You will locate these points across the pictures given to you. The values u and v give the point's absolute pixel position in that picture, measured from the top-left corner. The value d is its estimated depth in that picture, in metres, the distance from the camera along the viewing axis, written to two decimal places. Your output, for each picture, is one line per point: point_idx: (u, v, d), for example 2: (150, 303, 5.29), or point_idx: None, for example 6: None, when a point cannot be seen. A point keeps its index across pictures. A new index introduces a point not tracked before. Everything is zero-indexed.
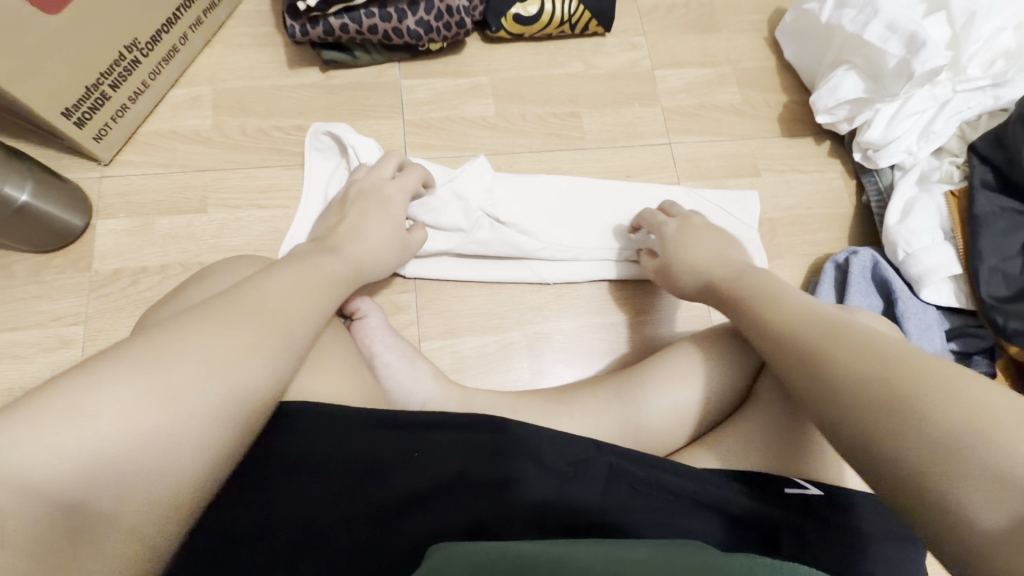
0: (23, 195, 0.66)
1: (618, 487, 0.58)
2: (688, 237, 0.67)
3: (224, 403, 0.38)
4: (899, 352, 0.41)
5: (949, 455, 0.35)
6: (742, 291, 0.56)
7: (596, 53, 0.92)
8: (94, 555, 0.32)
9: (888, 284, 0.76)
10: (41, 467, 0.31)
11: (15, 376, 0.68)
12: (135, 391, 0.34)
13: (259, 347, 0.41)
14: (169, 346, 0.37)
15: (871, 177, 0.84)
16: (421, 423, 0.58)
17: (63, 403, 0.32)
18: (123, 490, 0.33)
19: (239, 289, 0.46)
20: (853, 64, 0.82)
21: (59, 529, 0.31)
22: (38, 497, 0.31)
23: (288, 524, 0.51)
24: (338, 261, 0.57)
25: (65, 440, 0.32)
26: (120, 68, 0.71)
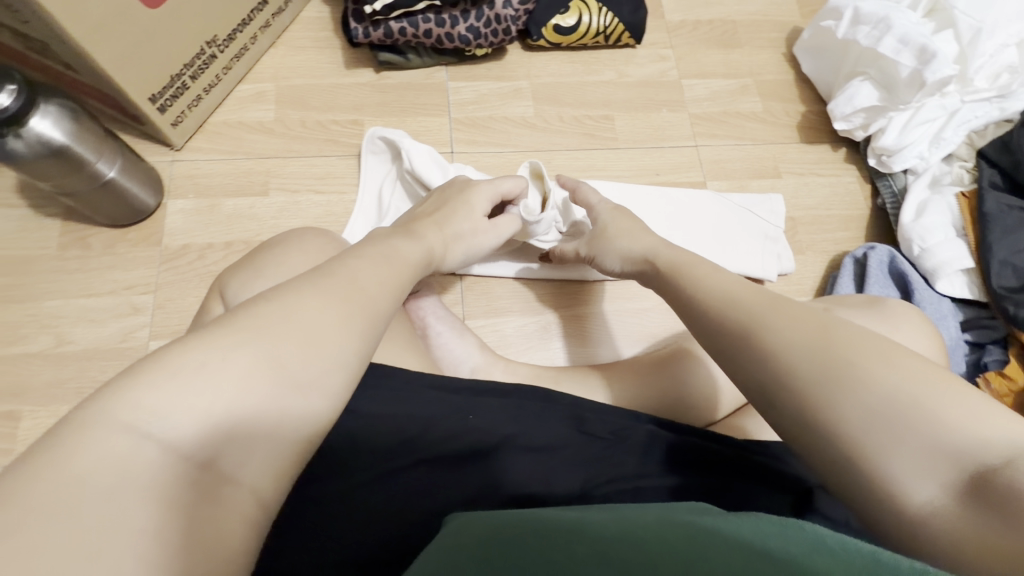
0: (112, 171, 0.71)
1: (660, 455, 0.61)
2: (619, 214, 0.69)
3: (325, 373, 0.40)
4: (843, 327, 0.45)
5: (882, 428, 0.39)
6: (672, 268, 0.58)
7: (628, 63, 0.99)
8: (224, 511, 0.35)
9: (904, 277, 0.81)
10: (175, 428, 0.34)
11: (89, 338, 0.72)
12: (251, 362, 0.37)
13: (355, 319, 0.42)
14: (275, 316, 0.40)
15: (887, 182, 0.91)
16: (477, 389, 0.62)
17: (190, 368, 0.36)
18: (245, 455, 0.37)
19: (333, 265, 0.47)
20: (868, 75, 0.88)
21: (192, 489, 0.34)
22: (173, 458, 0.34)
23: (361, 468, 0.54)
24: (418, 244, 0.57)
25: (190, 408, 0.35)
26: (200, 61, 0.78)
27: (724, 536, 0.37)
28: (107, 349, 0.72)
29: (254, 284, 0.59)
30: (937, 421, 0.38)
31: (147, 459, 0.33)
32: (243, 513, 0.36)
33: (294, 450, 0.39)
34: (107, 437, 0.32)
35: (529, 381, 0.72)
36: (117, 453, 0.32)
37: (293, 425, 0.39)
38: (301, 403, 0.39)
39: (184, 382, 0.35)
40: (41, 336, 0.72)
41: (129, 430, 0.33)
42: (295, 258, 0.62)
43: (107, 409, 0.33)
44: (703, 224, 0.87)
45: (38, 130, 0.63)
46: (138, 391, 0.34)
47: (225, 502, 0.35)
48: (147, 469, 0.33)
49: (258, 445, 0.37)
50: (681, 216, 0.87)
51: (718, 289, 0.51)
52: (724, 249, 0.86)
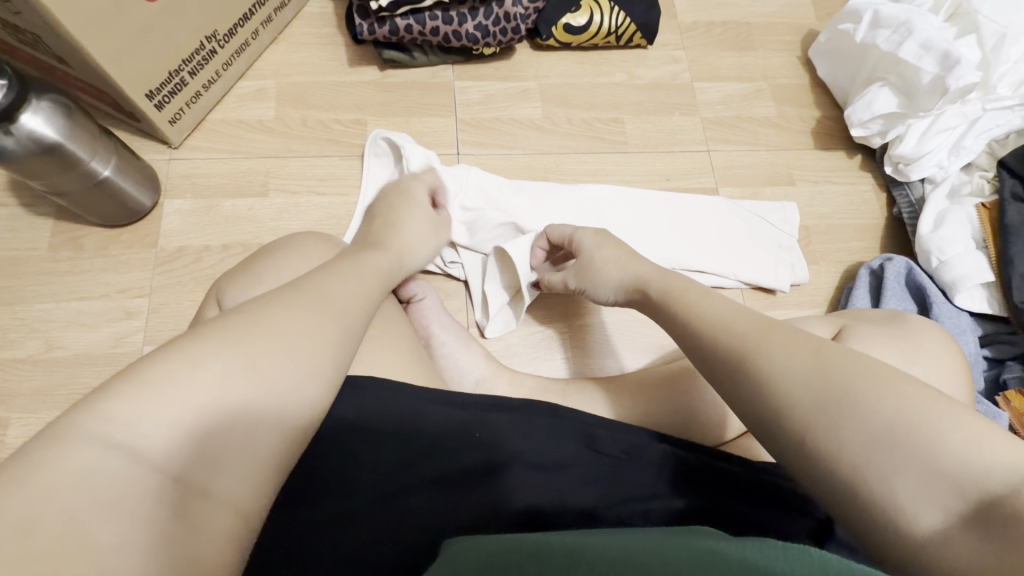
0: (107, 170, 0.69)
1: (677, 475, 0.59)
2: (601, 241, 0.66)
3: (297, 382, 0.40)
4: (829, 347, 0.44)
5: (884, 452, 0.39)
6: (664, 296, 0.56)
7: (639, 64, 0.96)
8: (203, 525, 0.34)
9: (922, 290, 0.78)
10: (148, 440, 0.34)
11: (80, 343, 0.70)
12: (222, 371, 0.37)
13: (324, 327, 0.43)
14: (247, 327, 0.40)
15: (902, 190, 0.88)
16: (484, 405, 0.59)
17: (161, 378, 0.35)
18: (219, 466, 0.36)
19: (303, 280, 0.47)
20: (887, 81, 0.86)
21: (165, 502, 0.33)
22: (144, 471, 0.33)
23: (365, 487, 0.52)
24: (387, 254, 0.59)
25: (162, 420, 0.34)
26: (200, 56, 0.76)
27: (724, 560, 0.34)
28: (99, 355, 0.70)
29: (253, 290, 0.56)
30: (936, 443, 0.38)
31: (121, 473, 0.32)
32: (223, 529, 0.35)
33: (271, 461, 0.38)
34: (78, 449, 0.32)
35: (536, 394, 0.69)
36: (86, 465, 0.32)
37: (270, 435, 0.38)
38: (275, 411, 0.39)
39: (155, 391, 0.35)
40: (30, 341, 0.69)
41: (99, 441, 0.33)
42: (260, 268, 0.60)
43: (79, 423, 0.33)
44: (715, 233, 0.84)
45: (30, 126, 0.60)
46: (111, 405, 0.34)
47: (200, 516, 0.34)
48: (116, 482, 0.32)
49: (234, 456, 0.37)
50: (692, 225, 0.84)
51: (702, 314, 0.51)
52: (737, 258, 0.83)
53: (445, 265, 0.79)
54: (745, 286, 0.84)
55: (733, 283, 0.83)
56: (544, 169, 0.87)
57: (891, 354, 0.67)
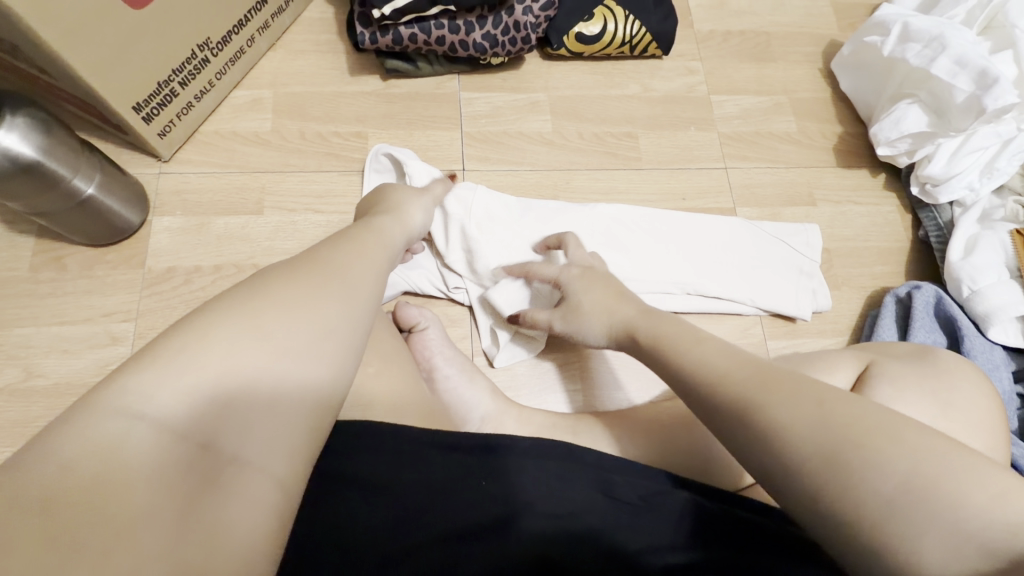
0: (90, 187, 0.65)
1: (701, 528, 0.55)
2: (588, 281, 0.61)
3: (319, 346, 0.37)
4: (833, 395, 0.40)
5: (905, 517, 0.34)
6: (654, 342, 0.52)
7: (653, 76, 0.92)
8: (236, 494, 0.32)
9: (952, 321, 0.74)
10: (161, 409, 0.32)
11: (62, 371, 0.66)
12: (242, 336, 0.35)
13: (339, 291, 0.40)
14: (260, 293, 0.38)
15: (929, 212, 0.84)
16: (488, 447, 0.55)
17: (176, 350, 0.33)
18: (247, 435, 0.34)
19: (314, 249, 0.44)
20: (917, 98, 0.82)
21: (194, 475, 0.32)
22: (167, 441, 0.31)
23: (365, 543, 0.49)
24: (395, 221, 0.56)
25: (177, 388, 0.32)
26: (192, 66, 0.72)
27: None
28: (81, 384, 0.66)
29: None
30: (959, 504, 0.33)
31: (137, 444, 0.30)
32: (261, 498, 0.33)
33: (305, 428, 0.36)
34: (98, 422, 0.30)
35: (544, 431, 0.65)
36: (107, 437, 0.30)
37: (296, 399, 0.36)
38: (298, 377, 0.36)
39: (168, 361, 0.33)
40: (7, 369, 0.65)
41: (118, 413, 0.31)
42: None
43: (98, 398, 0.31)
44: (731, 257, 0.80)
45: (5, 144, 0.56)
46: (125, 377, 0.32)
47: (231, 488, 0.33)
48: (139, 455, 0.30)
49: (263, 424, 0.35)
50: (707, 248, 0.80)
51: (695, 360, 0.47)
52: (755, 283, 0.79)
53: (449, 290, 0.75)
54: (763, 312, 0.80)
55: (752, 310, 0.79)
56: (554, 187, 0.83)
57: (924, 396, 0.62)
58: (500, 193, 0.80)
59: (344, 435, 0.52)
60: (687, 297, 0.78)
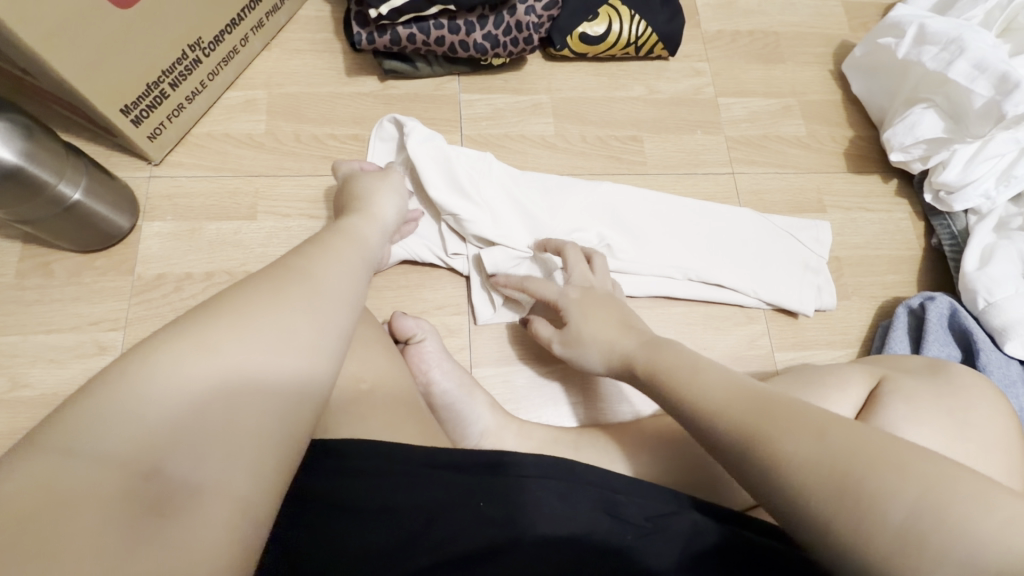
0: (77, 193, 0.63)
1: (708, 550, 0.52)
2: (590, 307, 0.60)
3: (279, 357, 0.36)
4: (835, 422, 0.39)
5: (914, 551, 0.34)
6: (654, 377, 0.50)
7: (659, 77, 0.89)
8: (187, 519, 0.30)
9: (967, 333, 0.72)
10: (103, 441, 0.30)
11: (48, 381, 0.64)
12: (194, 357, 0.34)
13: (301, 300, 0.40)
14: (212, 312, 0.37)
15: (943, 221, 0.82)
16: (485, 463, 0.53)
17: (122, 381, 0.32)
18: (200, 456, 0.32)
19: (278, 262, 0.43)
20: (932, 103, 0.79)
21: (142, 502, 0.30)
22: (110, 469, 0.30)
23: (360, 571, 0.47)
24: (371, 222, 0.57)
25: (119, 417, 0.31)
26: (182, 67, 0.69)
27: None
28: (68, 395, 0.64)
29: None
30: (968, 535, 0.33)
31: (77, 478, 0.29)
32: (217, 520, 0.31)
33: (266, 442, 0.35)
34: (39, 461, 0.29)
35: (545, 447, 0.64)
36: (50, 474, 0.29)
37: (254, 414, 0.35)
38: (260, 390, 0.35)
39: (109, 393, 0.32)
40: None
41: (61, 449, 0.29)
42: None
43: (41, 438, 0.30)
44: (736, 249, 0.78)
45: None
46: (65, 416, 0.31)
47: (185, 514, 0.31)
48: (78, 486, 0.29)
49: (219, 443, 0.33)
50: (714, 241, 0.78)
51: (692, 387, 0.46)
52: (761, 290, 0.77)
53: (447, 257, 0.74)
54: (767, 306, 0.78)
55: (755, 303, 0.77)
56: None
57: (940, 414, 0.60)
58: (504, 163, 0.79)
59: (338, 455, 0.50)
60: (688, 283, 0.77)
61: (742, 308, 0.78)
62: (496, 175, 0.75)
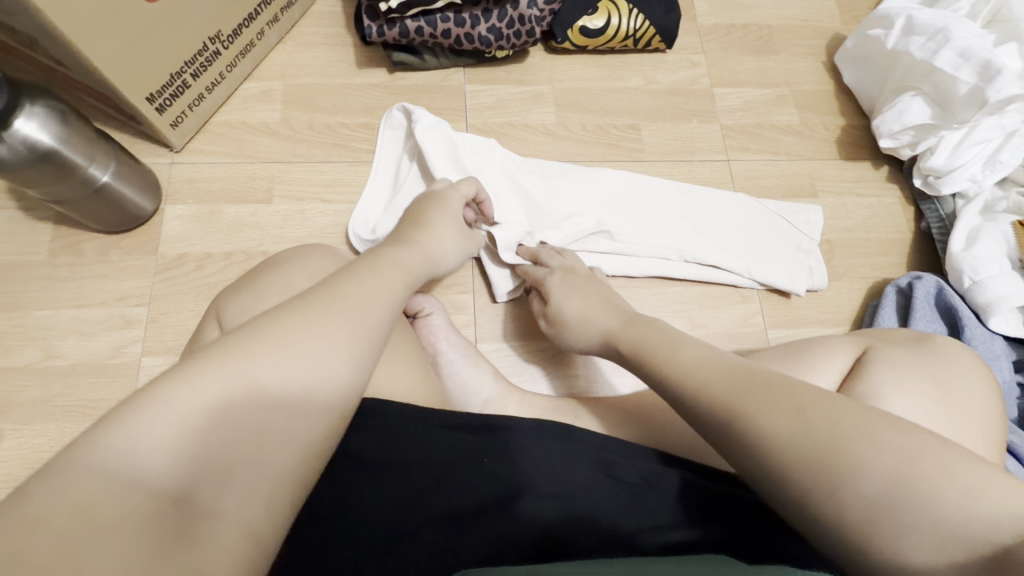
0: (105, 175, 0.67)
1: (701, 506, 0.55)
2: (573, 287, 0.64)
3: (311, 396, 0.39)
4: (815, 399, 0.41)
5: (887, 518, 0.36)
6: (637, 354, 0.52)
7: (656, 69, 0.93)
8: (208, 546, 0.33)
9: (953, 310, 0.75)
10: (143, 462, 0.33)
11: (78, 352, 0.68)
12: (232, 386, 0.36)
13: (338, 333, 0.41)
14: (254, 336, 0.38)
15: (932, 205, 0.85)
16: (490, 426, 0.57)
17: (161, 404, 0.34)
18: (225, 485, 0.35)
19: (318, 285, 0.44)
20: (920, 90, 0.82)
21: (166, 525, 0.32)
22: (146, 492, 0.32)
23: (376, 519, 0.50)
24: (416, 252, 0.55)
25: (160, 440, 0.33)
26: (203, 58, 0.74)
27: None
28: (96, 365, 0.68)
29: (254, 307, 0.55)
30: (937, 502, 0.35)
31: (117, 500, 0.31)
32: (234, 545, 0.34)
33: (286, 472, 0.37)
34: (76, 476, 0.31)
35: (545, 414, 0.67)
36: (86, 492, 0.30)
37: (278, 446, 0.37)
38: (287, 424, 0.38)
39: (154, 414, 0.33)
40: (26, 349, 0.68)
41: (98, 467, 0.31)
42: (286, 254, 0.63)
43: (78, 451, 0.32)
44: (729, 230, 0.81)
45: (24, 132, 0.58)
46: (110, 432, 0.33)
47: (204, 542, 0.33)
48: (117, 506, 0.31)
49: (243, 475, 0.35)
50: (709, 223, 0.81)
51: (676, 365, 0.47)
52: (756, 271, 0.80)
53: None
54: (760, 286, 0.81)
55: (748, 282, 0.81)
56: None
57: (922, 382, 0.63)
58: (507, 150, 0.82)
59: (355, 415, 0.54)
60: (684, 265, 0.80)
61: (736, 289, 0.81)
62: (498, 162, 0.78)
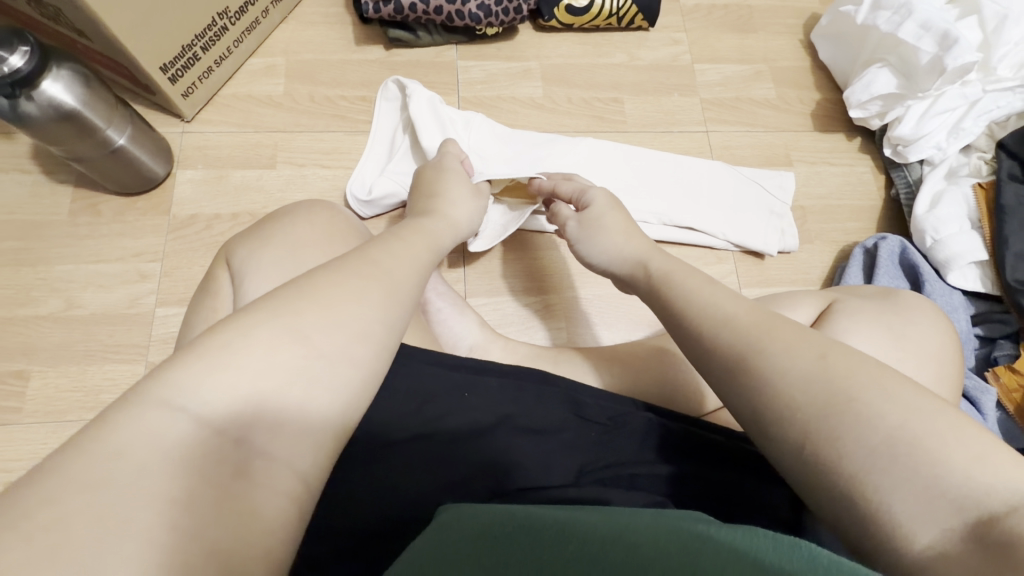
0: (122, 138, 0.73)
1: (662, 443, 0.61)
2: (617, 208, 0.66)
3: (356, 355, 0.39)
4: (833, 349, 0.42)
5: (883, 465, 0.36)
6: (666, 276, 0.55)
7: (640, 46, 0.97)
8: (260, 488, 0.34)
9: (915, 268, 0.79)
10: (204, 405, 0.34)
11: (98, 302, 0.74)
12: (284, 339, 0.37)
13: (378, 301, 0.42)
14: (303, 294, 0.40)
15: (901, 172, 0.88)
16: (477, 369, 0.62)
17: (218, 351, 0.36)
18: (275, 435, 0.36)
19: (356, 250, 0.46)
20: (887, 62, 0.87)
21: (221, 467, 0.33)
22: (207, 432, 0.34)
23: (365, 442, 0.55)
24: (443, 222, 0.58)
25: (218, 387, 0.35)
26: (211, 32, 0.79)
27: (715, 543, 0.36)
28: (115, 314, 0.73)
29: (260, 252, 0.60)
30: (939, 461, 0.36)
31: (181, 436, 0.33)
32: (282, 489, 0.35)
33: (329, 426, 0.38)
34: (144, 415, 0.33)
35: (528, 360, 0.72)
36: (152, 429, 0.32)
37: (325, 402, 0.38)
38: (334, 381, 0.38)
39: (214, 361, 0.35)
40: (51, 300, 0.73)
41: (164, 407, 0.33)
42: (293, 207, 0.68)
43: (142, 392, 0.34)
44: (706, 196, 0.85)
45: (50, 93, 0.64)
46: (175, 375, 0.34)
47: (257, 483, 0.34)
48: (180, 442, 0.33)
49: (291, 427, 0.36)
50: (687, 188, 0.85)
51: (697, 314, 0.49)
52: (731, 232, 0.84)
53: None
54: (735, 248, 0.86)
55: (724, 244, 0.85)
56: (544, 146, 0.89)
57: (879, 329, 0.67)
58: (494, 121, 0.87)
59: None
60: (663, 228, 0.84)
61: (712, 251, 0.86)
62: (485, 132, 0.83)
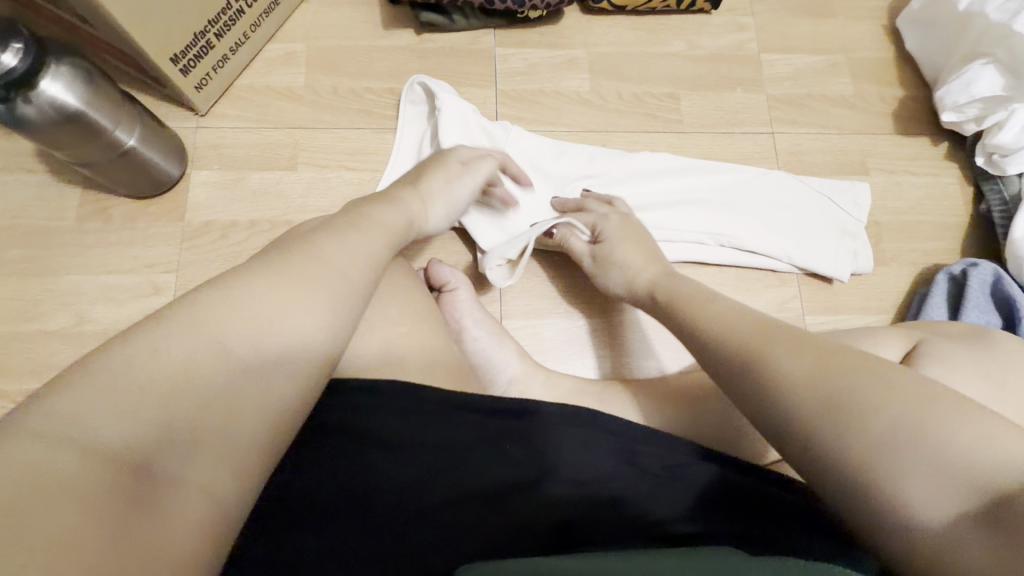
0: (132, 139, 0.66)
1: (733, 504, 0.51)
2: (627, 233, 0.64)
3: (285, 362, 0.36)
4: (830, 349, 0.39)
5: (892, 453, 0.33)
6: (671, 302, 0.54)
7: (700, 32, 0.86)
8: (165, 516, 0.30)
9: (1010, 300, 0.70)
10: (100, 432, 0.29)
11: (108, 317, 0.69)
12: (195, 351, 0.33)
13: (313, 301, 0.37)
14: (225, 301, 0.35)
15: (994, 185, 0.78)
16: (515, 411, 0.51)
17: (115, 369, 0.31)
18: (184, 456, 0.31)
19: (290, 242, 0.41)
20: (993, 58, 0.74)
21: (116, 497, 0.28)
22: (100, 461, 0.29)
23: (383, 495, 0.45)
24: (398, 209, 0.49)
25: (112, 410, 0.30)
26: (226, 17, 0.71)
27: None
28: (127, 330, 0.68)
29: None
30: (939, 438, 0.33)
31: (68, 467, 0.28)
32: (189, 517, 0.30)
33: (252, 441, 0.34)
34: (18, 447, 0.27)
35: (570, 396, 0.66)
36: (28, 462, 0.27)
37: (248, 417, 0.34)
38: (259, 395, 0.34)
39: (111, 382, 0.30)
40: (60, 314, 0.69)
41: (44, 437, 0.28)
42: None
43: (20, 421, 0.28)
44: (771, 213, 0.76)
45: (51, 93, 0.57)
46: (60, 401, 0.29)
47: (162, 509, 0.30)
48: (68, 473, 0.27)
49: (207, 445, 0.32)
50: (751, 203, 0.76)
51: (715, 325, 0.46)
52: (796, 250, 0.76)
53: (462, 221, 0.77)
54: (799, 270, 0.77)
55: (787, 267, 0.77)
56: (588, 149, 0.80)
57: (977, 378, 0.59)
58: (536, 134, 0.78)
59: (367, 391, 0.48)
60: (721, 249, 0.75)
61: (774, 272, 0.77)
62: (526, 145, 0.74)
